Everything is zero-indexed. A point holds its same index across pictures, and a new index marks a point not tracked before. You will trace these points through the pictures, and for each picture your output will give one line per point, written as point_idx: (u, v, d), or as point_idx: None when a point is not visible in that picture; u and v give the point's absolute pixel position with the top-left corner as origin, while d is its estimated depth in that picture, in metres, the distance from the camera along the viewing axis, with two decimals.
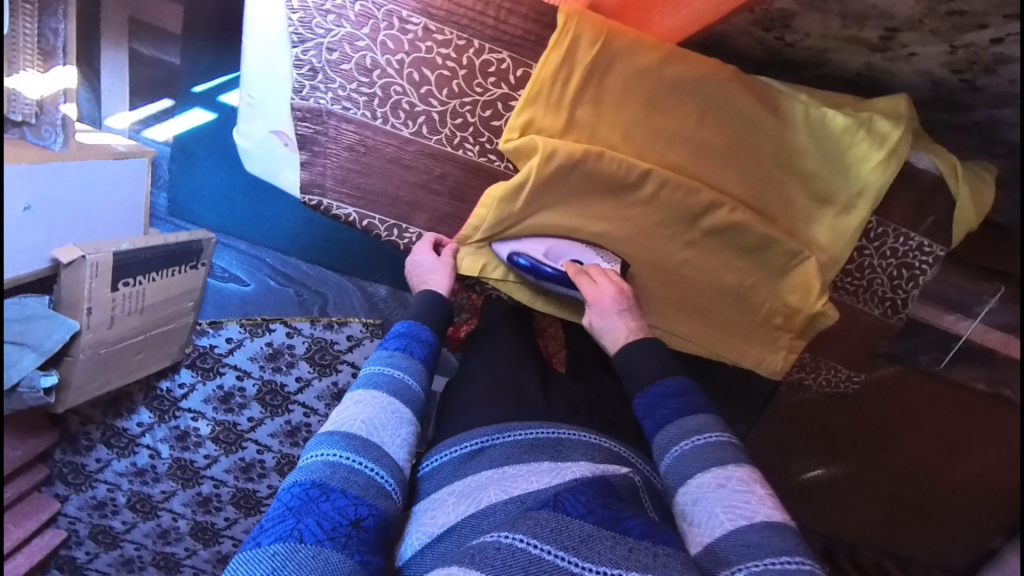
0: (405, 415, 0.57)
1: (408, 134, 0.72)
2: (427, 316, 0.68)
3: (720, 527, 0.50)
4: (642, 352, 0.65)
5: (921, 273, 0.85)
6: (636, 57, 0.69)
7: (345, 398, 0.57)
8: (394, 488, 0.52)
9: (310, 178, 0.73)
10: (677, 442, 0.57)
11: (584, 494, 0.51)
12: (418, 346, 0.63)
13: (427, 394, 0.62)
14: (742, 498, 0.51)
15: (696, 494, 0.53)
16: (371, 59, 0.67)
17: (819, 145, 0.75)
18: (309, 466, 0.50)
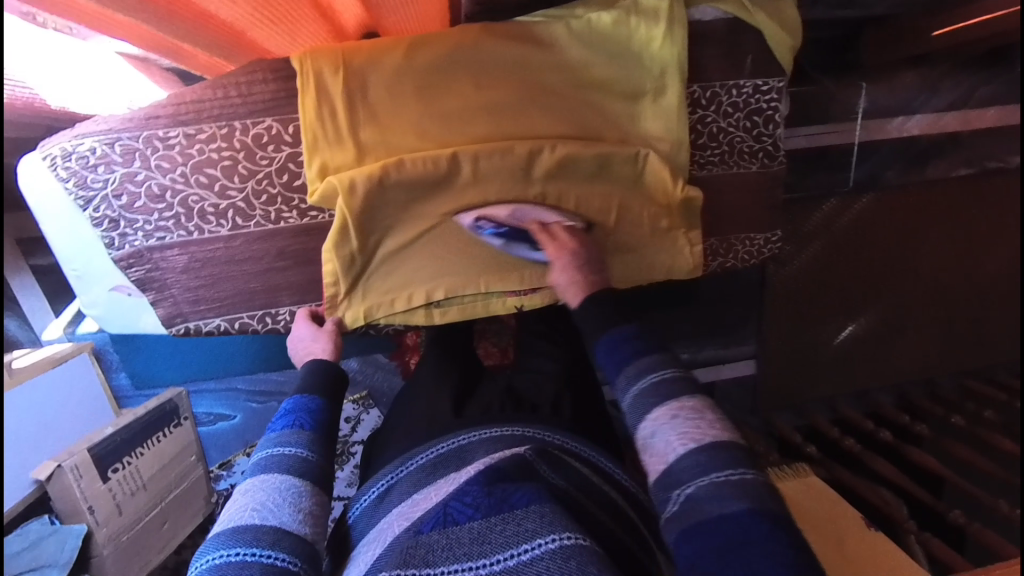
0: (302, 487, 0.60)
1: (229, 231, 0.74)
2: (314, 384, 0.72)
3: (675, 447, 0.52)
4: (603, 307, 0.69)
5: (773, 112, 0.83)
6: (383, 61, 0.69)
7: (237, 494, 0.61)
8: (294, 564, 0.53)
9: (167, 312, 0.76)
10: (634, 383, 0.59)
11: (468, 495, 0.64)
12: (306, 416, 0.67)
13: (321, 456, 0.65)
14: (692, 425, 0.53)
15: (652, 428, 0.55)
16: (157, 185, 0.70)
17: (601, 49, 0.74)
18: (203, 569, 0.53)
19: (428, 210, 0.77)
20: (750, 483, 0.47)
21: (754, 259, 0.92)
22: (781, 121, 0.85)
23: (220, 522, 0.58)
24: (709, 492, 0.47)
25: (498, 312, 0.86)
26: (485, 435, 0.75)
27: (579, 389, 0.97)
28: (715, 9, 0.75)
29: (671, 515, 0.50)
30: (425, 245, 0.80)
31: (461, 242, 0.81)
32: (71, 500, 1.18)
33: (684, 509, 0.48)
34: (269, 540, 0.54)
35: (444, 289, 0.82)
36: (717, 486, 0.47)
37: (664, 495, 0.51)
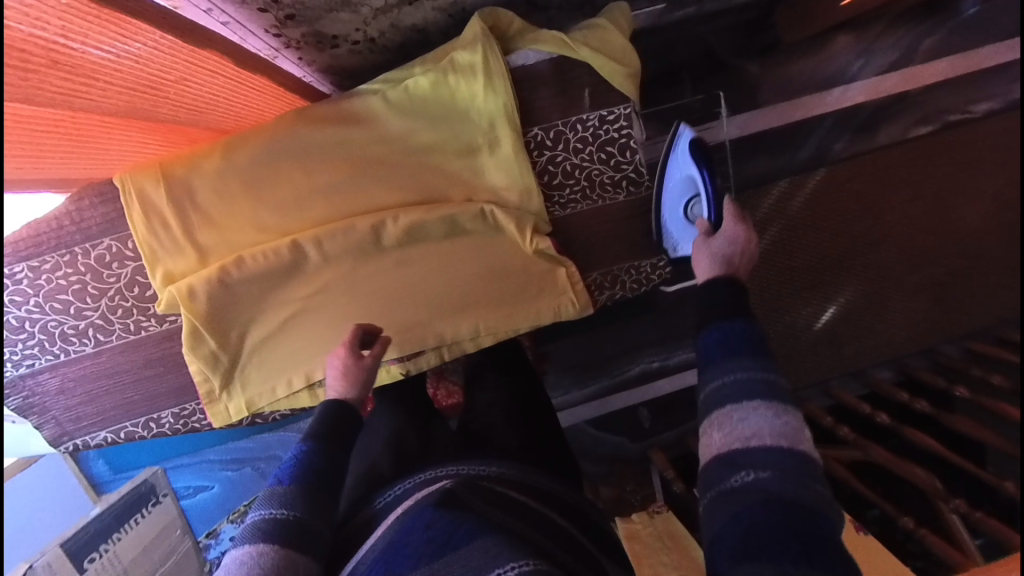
0: (278, 560, 0.51)
1: (93, 348, 0.76)
2: (315, 429, 0.64)
3: (762, 438, 0.49)
4: (719, 293, 0.62)
5: (628, 138, 0.79)
6: (201, 167, 0.70)
7: (224, 563, 0.54)
8: None
9: (54, 432, 0.78)
10: (732, 363, 0.54)
11: (409, 545, 0.54)
12: (292, 468, 0.60)
13: (310, 518, 0.56)
14: (780, 420, 0.50)
15: (741, 413, 0.51)
16: (15, 318, 0.72)
17: (424, 113, 0.73)
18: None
19: (282, 295, 0.76)
20: (820, 495, 0.46)
21: (644, 286, 0.88)
22: (638, 145, 0.81)
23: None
24: (787, 484, 0.46)
25: (384, 379, 0.84)
26: (418, 477, 0.66)
27: (526, 417, 0.86)
28: (536, 50, 0.73)
29: (730, 490, 0.48)
30: (288, 328, 0.78)
31: (325, 320, 0.79)
32: None
33: (747, 487, 0.47)
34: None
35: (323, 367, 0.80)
36: (790, 481, 0.46)
37: (723, 469, 0.49)
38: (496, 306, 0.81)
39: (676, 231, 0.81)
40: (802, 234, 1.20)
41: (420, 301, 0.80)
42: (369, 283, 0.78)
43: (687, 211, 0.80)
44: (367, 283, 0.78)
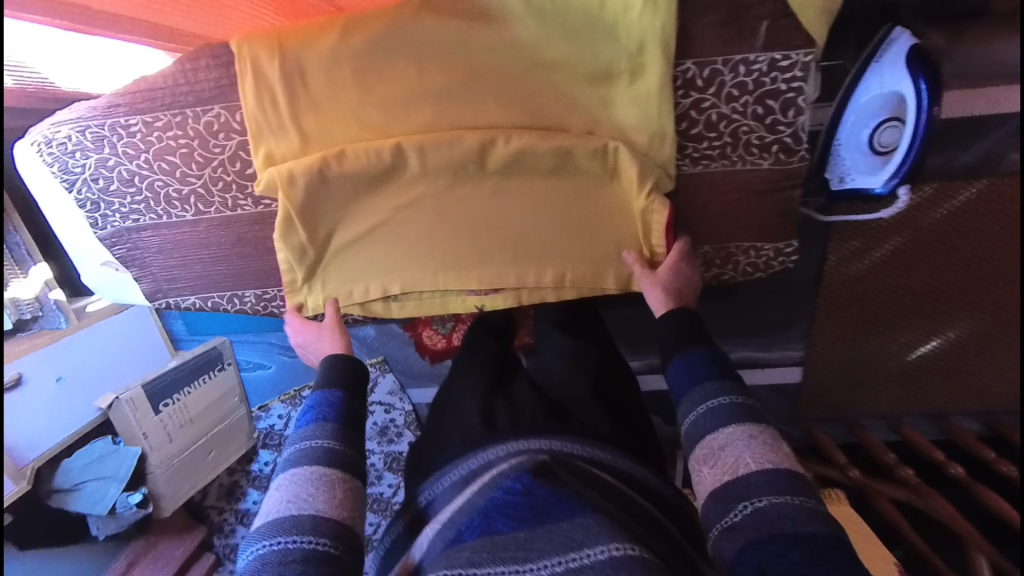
0: (330, 475, 0.60)
1: (192, 216, 0.77)
2: (334, 376, 0.71)
3: (746, 464, 0.52)
4: (678, 320, 0.69)
5: (795, 94, 0.66)
6: (317, 47, 0.65)
7: (273, 486, 0.62)
8: (322, 542, 0.54)
9: (150, 288, 0.82)
10: (705, 401, 0.59)
11: (510, 508, 0.58)
12: (317, 409, 0.67)
13: (348, 445, 0.64)
14: (760, 444, 0.53)
15: (721, 441, 0.55)
16: (127, 171, 0.74)
17: (567, 19, 0.62)
18: (249, 561, 0.55)
19: (374, 200, 0.74)
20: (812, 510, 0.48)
21: (759, 272, 0.77)
22: (806, 105, 0.67)
23: (260, 517, 0.59)
24: (786, 505, 0.48)
25: (457, 309, 0.82)
26: (509, 444, 0.67)
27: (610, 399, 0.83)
28: None
29: (731, 526, 0.49)
30: (371, 235, 0.76)
31: (408, 234, 0.76)
32: (128, 428, 1.42)
33: (746, 521, 0.49)
34: (303, 532, 0.54)
35: (399, 283, 0.79)
36: (793, 505, 0.48)
37: (722, 510, 0.51)
38: (587, 258, 0.76)
39: (848, 158, 0.68)
40: (927, 250, 1.03)
41: (506, 235, 0.75)
42: (460, 204, 0.74)
43: (870, 140, 0.65)
44: (459, 204, 0.74)
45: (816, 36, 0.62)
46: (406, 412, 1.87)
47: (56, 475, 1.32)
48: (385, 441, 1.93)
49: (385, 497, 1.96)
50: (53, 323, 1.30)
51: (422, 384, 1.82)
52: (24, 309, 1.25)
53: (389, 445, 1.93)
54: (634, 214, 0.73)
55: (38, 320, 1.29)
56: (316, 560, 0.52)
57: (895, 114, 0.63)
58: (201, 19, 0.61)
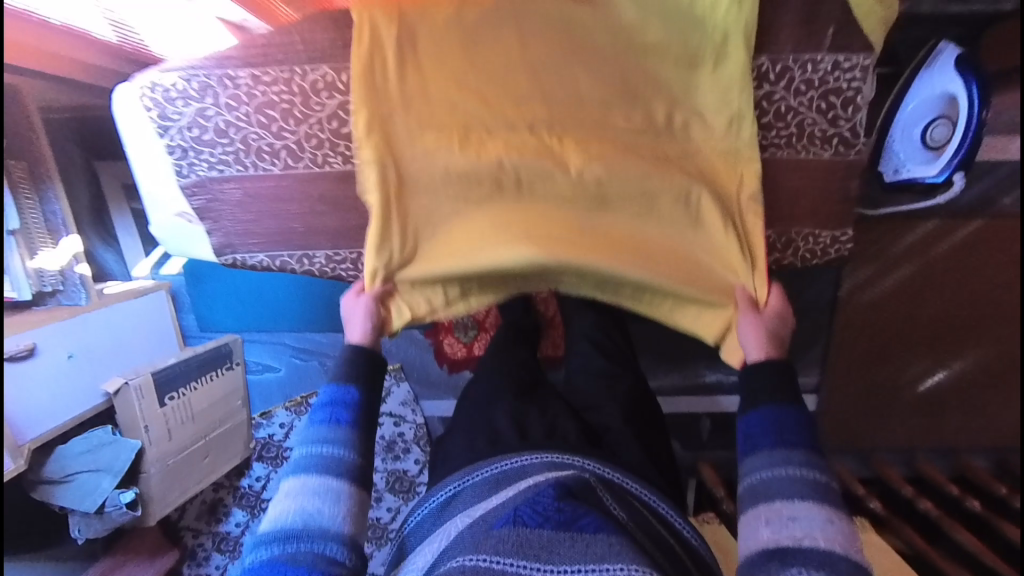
0: (340, 491, 0.64)
1: (279, 170, 0.79)
2: (354, 370, 0.75)
3: (814, 539, 0.55)
4: (765, 377, 0.70)
5: (855, 93, 0.74)
6: (434, 20, 0.72)
7: (285, 490, 0.66)
8: (341, 551, 0.59)
9: (219, 242, 0.82)
10: (767, 469, 0.63)
11: (540, 504, 0.66)
12: (340, 412, 0.71)
13: (364, 455, 0.69)
14: (819, 524, 0.57)
15: (792, 512, 0.58)
16: (224, 121, 0.76)
17: (661, 12, 0.70)
18: (268, 558, 0.59)
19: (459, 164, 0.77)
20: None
21: (816, 259, 0.82)
22: (862, 104, 0.75)
23: (277, 516, 0.63)
24: None
25: (526, 281, 0.83)
26: (544, 457, 0.77)
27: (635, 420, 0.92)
28: None
29: None
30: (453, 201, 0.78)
31: (487, 200, 0.79)
32: (130, 417, 1.32)
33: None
34: (326, 546, 0.59)
35: (472, 251, 0.81)
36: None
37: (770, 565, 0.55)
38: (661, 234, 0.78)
39: (903, 151, 0.75)
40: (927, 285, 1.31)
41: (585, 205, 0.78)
42: (541, 174, 0.78)
43: (923, 136, 0.73)
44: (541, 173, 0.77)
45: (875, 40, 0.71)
46: (417, 424, 1.79)
47: (48, 463, 1.22)
48: (391, 457, 1.84)
49: (382, 522, 1.80)
50: (72, 300, 1.26)
51: (437, 395, 1.77)
52: (46, 281, 1.21)
53: (393, 463, 1.80)
54: (711, 191, 0.77)
55: (57, 295, 1.25)
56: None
57: (943, 112, 0.72)
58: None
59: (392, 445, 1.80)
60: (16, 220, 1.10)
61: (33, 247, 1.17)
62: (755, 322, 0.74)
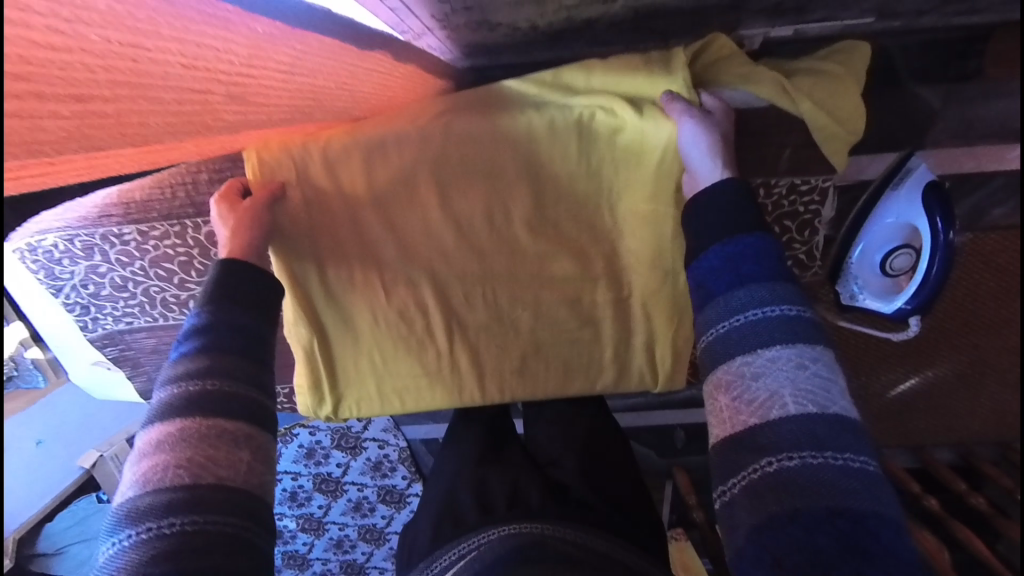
0: (190, 423, 0.46)
1: (191, 319, 0.73)
2: (211, 289, 0.55)
3: (786, 403, 0.41)
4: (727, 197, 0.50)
5: (813, 216, 0.66)
6: (341, 169, 0.62)
7: (135, 444, 0.48)
8: (182, 508, 0.42)
9: (145, 386, 0.79)
10: (725, 319, 0.45)
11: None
12: (191, 333, 0.52)
13: (230, 377, 0.50)
14: (822, 383, 0.41)
15: (757, 369, 0.42)
16: (120, 277, 0.69)
17: (588, 149, 0.61)
18: (106, 554, 0.42)
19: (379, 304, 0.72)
20: (874, 476, 0.39)
21: None
22: (821, 223, 0.68)
23: (118, 494, 0.46)
24: (848, 483, 0.38)
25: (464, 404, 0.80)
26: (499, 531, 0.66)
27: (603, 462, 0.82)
28: (742, 93, 0.59)
29: (738, 489, 0.41)
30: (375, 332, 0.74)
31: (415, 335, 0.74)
32: (114, 484, 1.35)
33: (775, 480, 0.39)
34: (162, 506, 0.42)
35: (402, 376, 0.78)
36: (847, 483, 0.38)
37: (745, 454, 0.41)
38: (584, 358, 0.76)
39: (860, 278, 0.69)
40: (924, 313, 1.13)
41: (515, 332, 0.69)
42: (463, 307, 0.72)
43: (883, 262, 0.66)
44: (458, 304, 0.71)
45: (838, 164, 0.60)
46: (401, 447, 1.85)
47: (39, 540, 1.27)
48: (379, 474, 1.90)
49: (378, 526, 1.88)
50: (29, 383, 1.24)
51: (417, 419, 1.81)
52: None
53: (382, 480, 1.89)
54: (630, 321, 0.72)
55: (13, 380, 1.23)
56: (183, 541, 0.41)
57: (904, 240, 0.64)
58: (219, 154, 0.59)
59: (379, 464, 1.88)
60: None
61: None
62: (699, 122, 0.55)
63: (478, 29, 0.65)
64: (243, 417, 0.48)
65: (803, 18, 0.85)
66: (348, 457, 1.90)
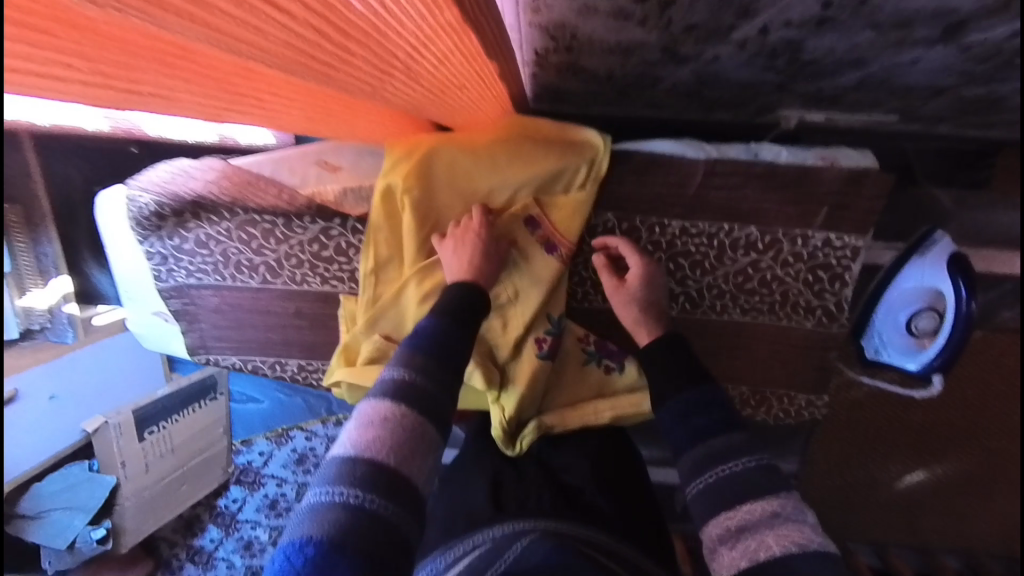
0: (404, 418, 0.50)
1: (257, 284, 0.78)
2: (447, 300, 0.64)
3: (770, 548, 0.45)
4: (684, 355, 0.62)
5: (844, 271, 0.72)
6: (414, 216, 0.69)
7: (349, 419, 0.52)
8: (377, 502, 0.44)
9: (194, 343, 0.82)
10: (701, 474, 0.54)
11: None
12: (419, 337, 0.59)
13: (436, 394, 0.55)
14: (795, 530, 0.46)
15: (738, 522, 0.49)
16: (205, 234, 0.75)
17: (644, 179, 0.71)
18: (308, 508, 0.44)
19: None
20: None
21: (789, 419, 0.81)
22: (850, 279, 0.73)
23: (336, 445, 0.50)
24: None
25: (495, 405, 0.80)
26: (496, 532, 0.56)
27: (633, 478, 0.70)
28: (791, 151, 0.69)
29: None
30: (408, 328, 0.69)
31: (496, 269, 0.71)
32: (109, 454, 1.36)
33: None
34: (368, 479, 0.45)
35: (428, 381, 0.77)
36: None
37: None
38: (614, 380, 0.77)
39: (884, 333, 0.74)
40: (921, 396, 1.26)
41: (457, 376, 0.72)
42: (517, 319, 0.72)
43: (907, 322, 0.71)
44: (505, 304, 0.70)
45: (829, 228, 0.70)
46: None
47: (24, 499, 1.26)
48: None
49: None
50: (60, 337, 1.28)
51: None
52: (35, 319, 1.24)
53: None
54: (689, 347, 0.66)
55: (44, 331, 1.27)
56: (372, 529, 0.42)
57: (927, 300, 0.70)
58: (334, 126, 0.66)
59: None
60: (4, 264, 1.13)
61: (24, 286, 1.21)
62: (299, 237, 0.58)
63: (563, 72, 0.75)
64: (433, 428, 0.52)
65: (843, 105, 0.94)
66: None
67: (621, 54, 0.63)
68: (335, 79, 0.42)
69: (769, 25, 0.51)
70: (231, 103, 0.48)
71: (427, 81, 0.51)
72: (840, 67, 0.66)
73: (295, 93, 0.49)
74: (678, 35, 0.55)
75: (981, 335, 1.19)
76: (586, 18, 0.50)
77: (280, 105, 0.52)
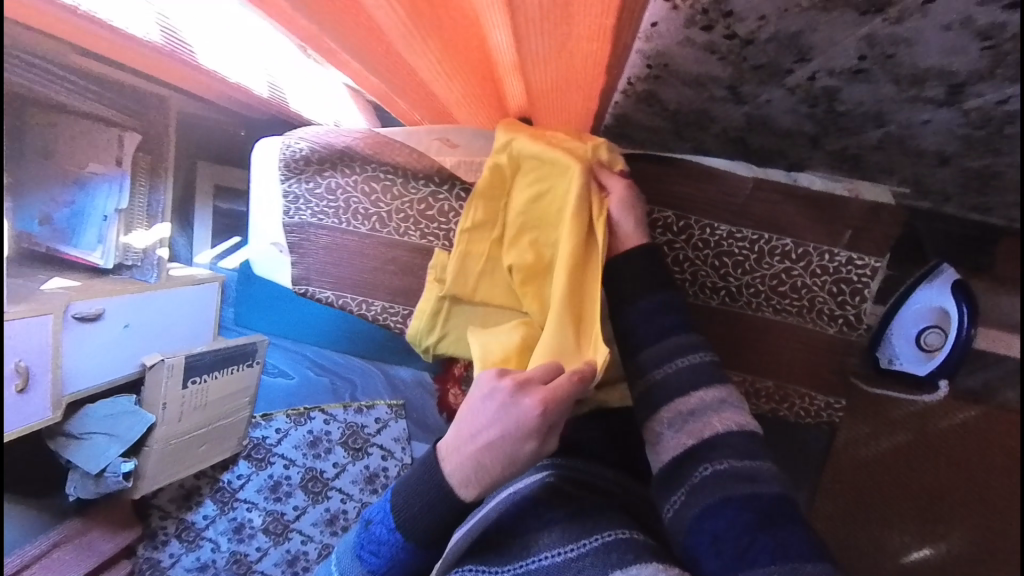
0: None
1: (365, 230, 0.93)
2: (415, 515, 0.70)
3: (711, 427, 0.68)
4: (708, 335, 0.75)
5: (864, 287, 0.85)
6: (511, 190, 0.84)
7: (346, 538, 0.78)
8: None
9: (299, 274, 0.96)
10: (674, 362, 0.72)
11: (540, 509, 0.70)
12: (383, 552, 0.72)
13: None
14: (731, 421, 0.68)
15: (691, 408, 0.69)
16: (336, 183, 0.92)
17: (702, 187, 0.86)
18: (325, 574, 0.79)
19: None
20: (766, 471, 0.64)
21: (809, 419, 0.90)
22: (869, 296, 0.86)
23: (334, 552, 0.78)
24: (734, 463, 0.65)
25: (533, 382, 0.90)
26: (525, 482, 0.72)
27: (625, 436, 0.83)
28: (824, 180, 0.85)
29: (695, 476, 0.66)
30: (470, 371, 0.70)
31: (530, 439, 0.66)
32: (155, 393, 1.44)
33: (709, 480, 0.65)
34: None
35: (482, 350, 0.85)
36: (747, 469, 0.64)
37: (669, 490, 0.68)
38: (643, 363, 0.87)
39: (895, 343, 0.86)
40: (932, 456, 1.30)
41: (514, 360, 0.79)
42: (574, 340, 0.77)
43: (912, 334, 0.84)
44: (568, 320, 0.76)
45: (854, 246, 0.84)
46: (403, 463, 1.83)
47: (73, 419, 1.33)
48: (369, 489, 1.84)
49: None
50: (144, 277, 1.41)
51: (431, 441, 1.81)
52: (130, 256, 1.38)
53: (370, 495, 1.83)
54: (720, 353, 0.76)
55: (132, 269, 1.41)
56: None
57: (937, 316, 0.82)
58: (466, 91, 0.83)
59: (374, 479, 1.84)
60: (124, 200, 1.30)
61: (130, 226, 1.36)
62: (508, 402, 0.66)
63: (641, 101, 0.94)
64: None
65: (865, 168, 1.12)
66: (348, 460, 1.86)
67: (696, 87, 0.82)
68: (525, 28, 0.58)
69: (817, 71, 0.68)
70: (427, 50, 0.65)
71: (570, 64, 0.68)
72: (866, 122, 0.83)
73: (468, 45, 0.67)
74: (747, 72, 0.72)
75: (991, 401, 1.25)
76: (683, 48, 0.68)
77: (456, 53, 0.68)
